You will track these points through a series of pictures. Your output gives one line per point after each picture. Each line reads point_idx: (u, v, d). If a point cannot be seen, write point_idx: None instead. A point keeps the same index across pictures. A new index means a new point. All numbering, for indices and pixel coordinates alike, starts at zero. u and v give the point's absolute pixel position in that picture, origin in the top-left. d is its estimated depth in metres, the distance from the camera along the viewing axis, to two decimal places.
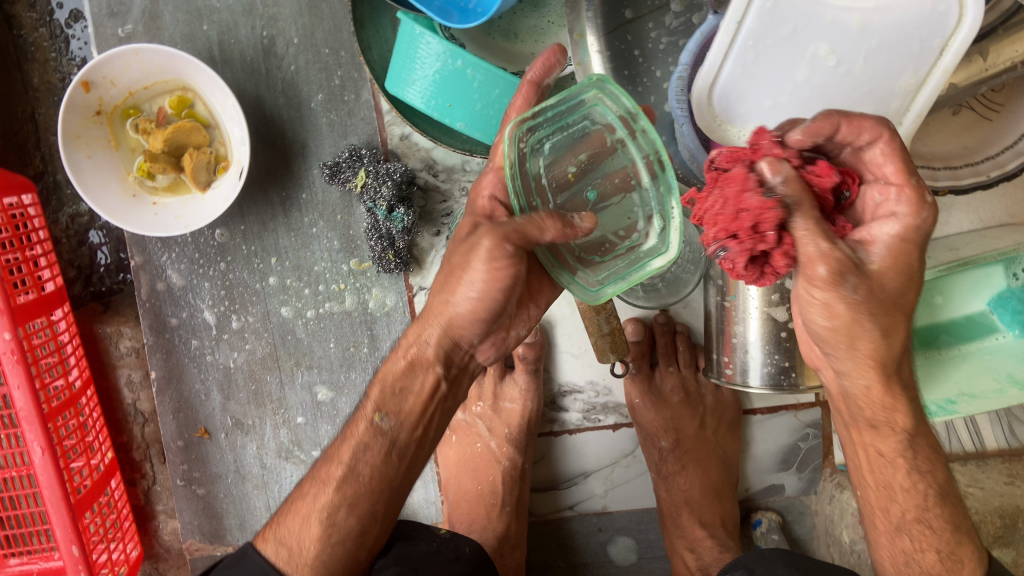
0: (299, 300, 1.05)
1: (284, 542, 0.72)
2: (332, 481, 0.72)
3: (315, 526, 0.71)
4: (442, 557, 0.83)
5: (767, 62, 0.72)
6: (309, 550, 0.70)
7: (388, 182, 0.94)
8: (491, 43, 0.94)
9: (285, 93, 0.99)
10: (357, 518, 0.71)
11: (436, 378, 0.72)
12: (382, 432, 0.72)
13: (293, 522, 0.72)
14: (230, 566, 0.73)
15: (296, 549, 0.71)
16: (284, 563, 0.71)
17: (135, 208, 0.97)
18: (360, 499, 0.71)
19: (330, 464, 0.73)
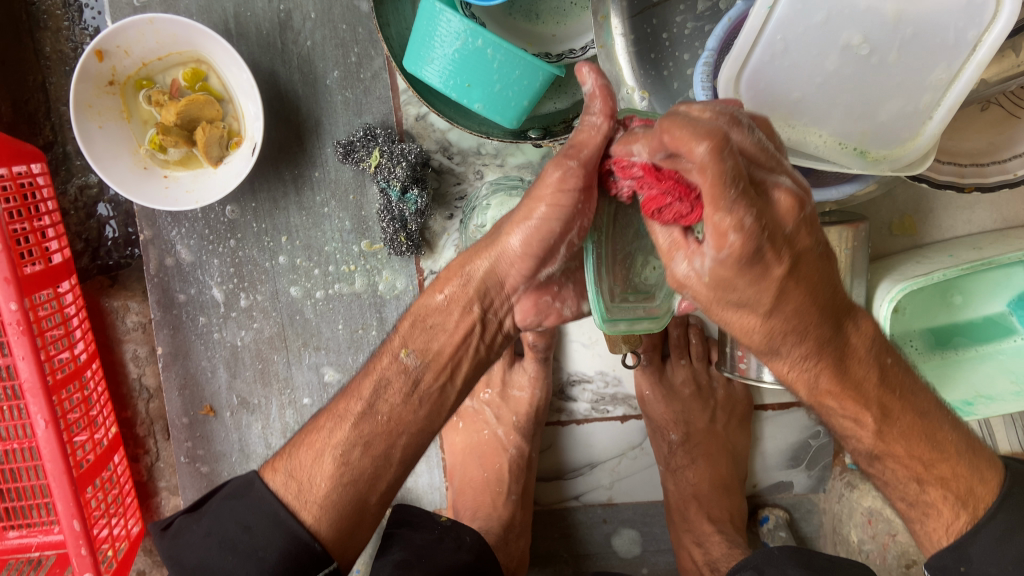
0: (309, 280, 1.04)
1: (295, 474, 0.73)
2: (351, 416, 0.73)
3: (325, 464, 0.72)
4: (443, 543, 0.84)
5: (797, 51, 0.71)
6: (319, 488, 0.71)
7: (402, 163, 0.92)
8: (513, 24, 0.92)
9: (301, 69, 0.98)
10: (371, 458, 0.72)
11: (473, 321, 0.72)
12: (407, 368, 0.73)
13: (303, 456, 0.74)
14: (234, 496, 0.75)
15: (306, 484, 0.72)
16: (292, 496, 0.72)
17: (146, 180, 0.95)
18: (376, 438, 0.73)
19: (349, 400, 0.75)
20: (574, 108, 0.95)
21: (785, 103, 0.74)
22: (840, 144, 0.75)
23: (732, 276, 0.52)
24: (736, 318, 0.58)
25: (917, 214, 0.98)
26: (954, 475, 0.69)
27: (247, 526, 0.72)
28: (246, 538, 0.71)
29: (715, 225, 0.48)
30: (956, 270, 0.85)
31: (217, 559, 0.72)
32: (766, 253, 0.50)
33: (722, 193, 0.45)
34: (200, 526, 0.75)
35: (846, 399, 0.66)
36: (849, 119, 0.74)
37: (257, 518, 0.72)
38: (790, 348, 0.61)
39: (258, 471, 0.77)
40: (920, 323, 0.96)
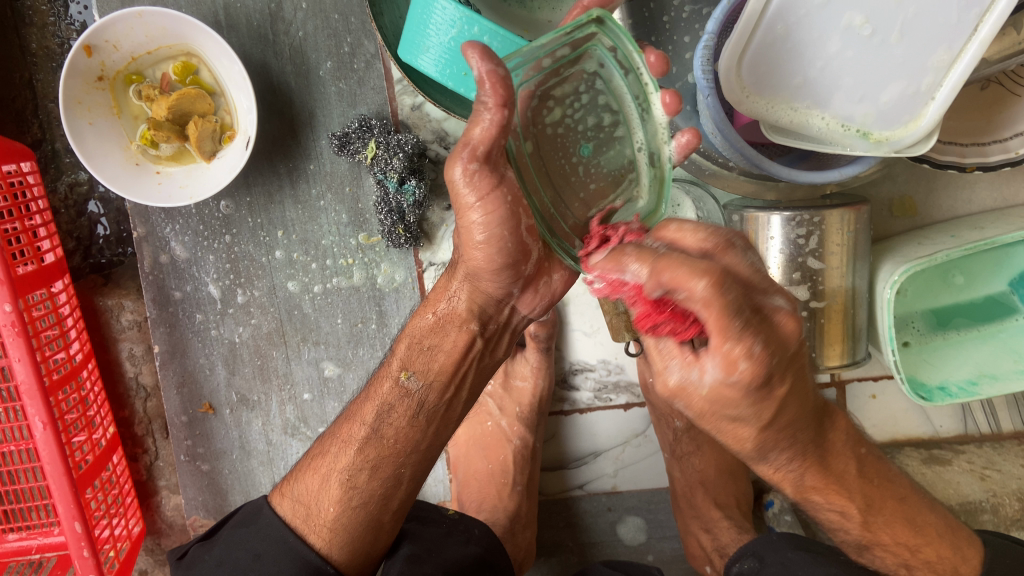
0: (306, 275, 1.02)
1: (302, 499, 0.76)
2: (356, 440, 0.76)
3: (336, 485, 0.75)
4: (453, 537, 0.83)
5: (799, 34, 0.70)
6: (328, 512, 0.74)
7: (399, 154, 0.91)
8: (508, 10, 0.91)
9: (293, 60, 0.96)
10: (381, 480, 0.75)
11: (471, 336, 0.74)
12: (409, 392, 0.75)
13: (313, 480, 0.76)
14: (245, 523, 0.78)
15: (314, 509, 0.75)
16: (302, 522, 0.75)
17: (138, 176, 0.94)
18: (382, 461, 0.75)
19: (353, 424, 0.77)
20: None
21: (787, 84, 0.73)
22: (844, 126, 0.75)
23: (733, 398, 0.51)
24: (729, 427, 0.55)
25: (917, 195, 0.98)
26: (939, 557, 0.68)
27: (259, 553, 0.74)
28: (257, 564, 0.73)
29: (721, 355, 0.48)
30: (959, 251, 0.85)
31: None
32: (766, 384, 0.50)
33: (728, 321, 0.46)
34: (210, 555, 0.76)
35: (832, 492, 0.65)
36: (852, 102, 0.73)
37: (266, 545, 0.74)
38: (777, 454, 0.60)
39: (268, 499, 0.80)
40: (920, 304, 0.96)
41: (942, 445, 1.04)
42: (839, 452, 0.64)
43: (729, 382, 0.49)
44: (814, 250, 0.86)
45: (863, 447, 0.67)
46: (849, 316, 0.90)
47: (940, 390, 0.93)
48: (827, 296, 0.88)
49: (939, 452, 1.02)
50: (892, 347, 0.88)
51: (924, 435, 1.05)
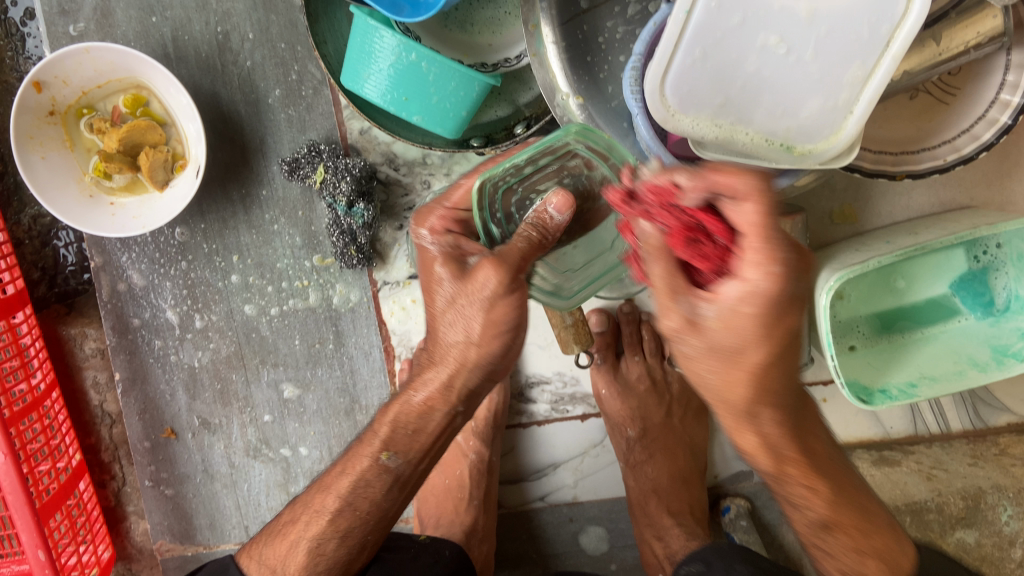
0: (262, 298, 1.04)
1: (269, 561, 0.77)
2: (326, 511, 0.75)
3: (299, 553, 0.75)
4: (420, 561, 0.86)
5: (718, 54, 0.72)
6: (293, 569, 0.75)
7: (347, 177, 0.94)
8: (450, 35, 0.93)
9: (242, 89, 0.98)
10: (347, 547, 0.75)
11: (452, 415, 0.71)
12: (388, 468, 0.73)
13: (281, 548, 0.77)
14: None
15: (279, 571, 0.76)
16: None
17: (92, 208, 0.96)
18: (352, 530, 0.75)
19: (324, 494, 0.76)
20: (513, 116, 0.96)
21: (708, 103, 0.75)
22: (768, 140, 0.77)
23: (750, 319, 0.50)
24: (725, 369, 0.53)
25: (856, 203, 1.00)
26: (886, 547, 0.70)
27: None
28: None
29: (743, 276, 0.50)
30: (892, 256, 0.87)
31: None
32: (787, 305, 0.50)
33: (771, 217, 0.48)
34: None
35: (808, 467, 0.63)
36: (773, 118, 0.75)
37: None
38: (764, 412, 0.56)
39: (235, 557, 0.82)
40: (863, 308, 0.98)
41: (892, 446, 1.06)
42: (812, 431, 0.65)
43: (754, 298, 0.49)
44: None
45: (828, 435, 0.69)
46: None
47: (881, 393, 0.94)
48: None
49: (889, 454, 1.05)
50: (831, 353, 0.90)
51: (874, 437, 1.06)
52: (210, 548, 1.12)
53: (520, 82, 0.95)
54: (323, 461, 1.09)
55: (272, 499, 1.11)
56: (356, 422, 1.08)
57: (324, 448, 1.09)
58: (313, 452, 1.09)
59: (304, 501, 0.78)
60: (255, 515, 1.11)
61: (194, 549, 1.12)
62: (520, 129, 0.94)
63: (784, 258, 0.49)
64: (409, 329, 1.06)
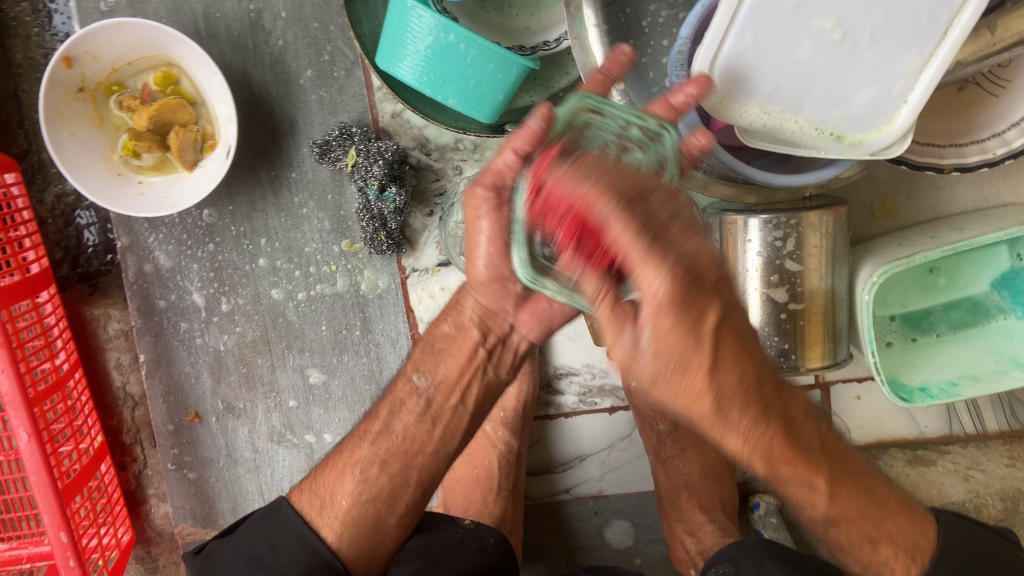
0: (290, 282, 1.03)
1: (319, 493, 0.78)
2: (371, 434, 0.77)
3: (350, 475, 0.76)
4: (466, 547, 0.85)
5: (770, 39, 0.70)
6: (341, 505, 0.75)
7: (379, 161, 0.92)
8: (485, 17, 0.91)
9: (273, 69, 0.96)
10: (389, 476, 0.75)
11: (473, 344, 0.72)
12: (420, 391, 0.75)
13: (328, 476, 0.78)
14: (264, 517, 0.78)
15: (329, 502, 0.77)
16: (318, 515, 0.76)
17: (121, 187, 0.94)
18: (392, 456, 0.75)
19: (371, 420, 0.79)
20: (549, 101, 0.94)
21: (758, 88, 0.72)
22: (817, 129, 0.74)
23: (671, 339, 0.43)
24: (680, 384, 0.46)
25: (898, 196, 0.98)
26: (900, 529, 0.67)
27: (276, 543, 0.75)
28: (275, 553, 0.75)
29: (641, 281, 0.41)
30: (937, 253, 0.84)
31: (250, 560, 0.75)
32: (695, 311, 0.42)
33: (638, 235, 0.39)
34: (230, 546, 0.77)
35: (800, 466, 0.58)
36: (824, 106, 0.73)
37: (283, 536, 0.76)
38: (736, 415, 0.49)
39: (287, 497, 0.80)
40: (900, 307, 0.95)
41: (927, 445, 1.04)
42: (804, 418, 0.58)
43: (663, 303, 0.41)
44: (792, 252, 0.84)
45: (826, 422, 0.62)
46: (830, 317, 0.88)
47: (921, 392, 0.93)
48: (806, 298, 0.86)
49: (924, 452, 1.02)
50: (872, 349, 0.88)
51: (909, 436, 1.05)
52: None
53: (557, 67, 0.94)
54: None
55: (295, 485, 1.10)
56: None
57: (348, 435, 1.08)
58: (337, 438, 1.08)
59: (348, 440, 0.80)
60: None
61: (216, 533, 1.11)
62: None
63: (670, 256, 0.40)
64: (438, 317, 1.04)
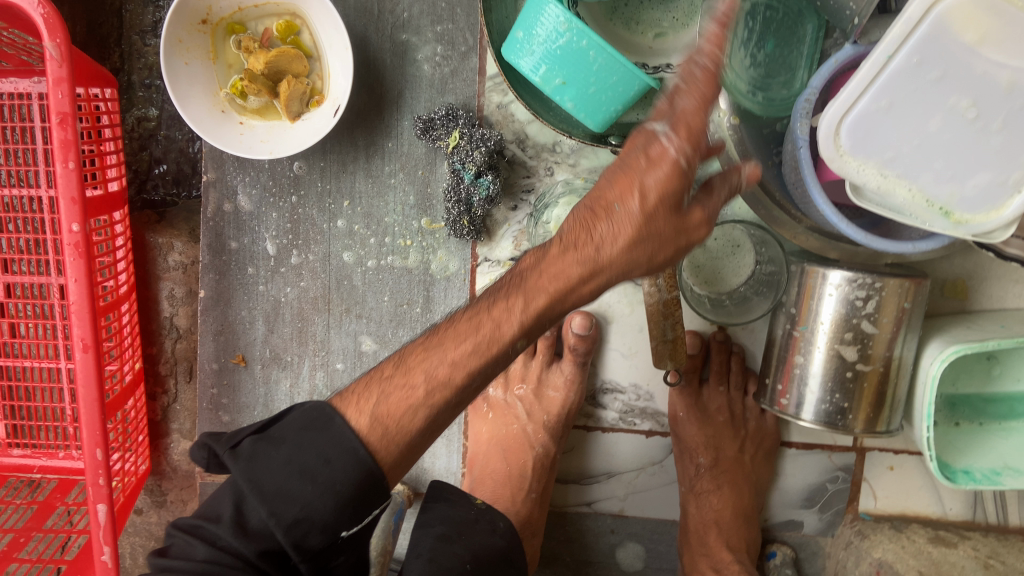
0: (362, 248, 1.04)
1: (380, 417, 0.63)
2: (435, 380, 0.65)
3: (413, 393, 0.64)
4: (480, 526, 0.86)
5: (903, 108, 0.71)
6: (407, 428, 0.63)
7: (481, 148, 0.93)
8: (612, 29, 0.93)
9: (393, 38, 0.98)
10: (450, 413, 0.67)
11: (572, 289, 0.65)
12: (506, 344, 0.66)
13: (394, 397, 0.64)
14: (313, 427, 0.62)
15: (391, 428, 0.63)
16: (376, 438, 0.62)
17: (222, 124, 0.95)
18: (457, 399, 0.67)
19: (424, 361, 0.66)
20: None
21: (880, 151, 0.73)
22: (928, 201, 0.75)
23: None
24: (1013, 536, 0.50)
25: (971, 280, 0.99)
26: None
27: (330, 461, 0.60)
28: (322, 470, 0.60)
29: None
30: (1011, 341, 0.84)
31: (299, 477, 0.60)
32: None
33: None
34: (280, 451, 0.61)
35: None
36: (939, 180, 0.74)
37: (338, 453, 0.61)
38: None
39: (331, 403, 0.65)
40: (950, 387, 0.97)
41: (949, 527, 1.04)
42: None
43: None
44: (870, 314, 0.85)
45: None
46: (890, 386, 0.88)
47: (963, 474, 0.93)
48: (867, 360, 0.86)
49: (946, 534, 1.02)
50: (929, 424, 0.88)
51: (932, 515, 1.05)
52: None
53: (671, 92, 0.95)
54: None
55: None
56: None
57: None
58: None
59: (422, 350, 0.67)
60: None
61: None
62: None
63: None
64: None
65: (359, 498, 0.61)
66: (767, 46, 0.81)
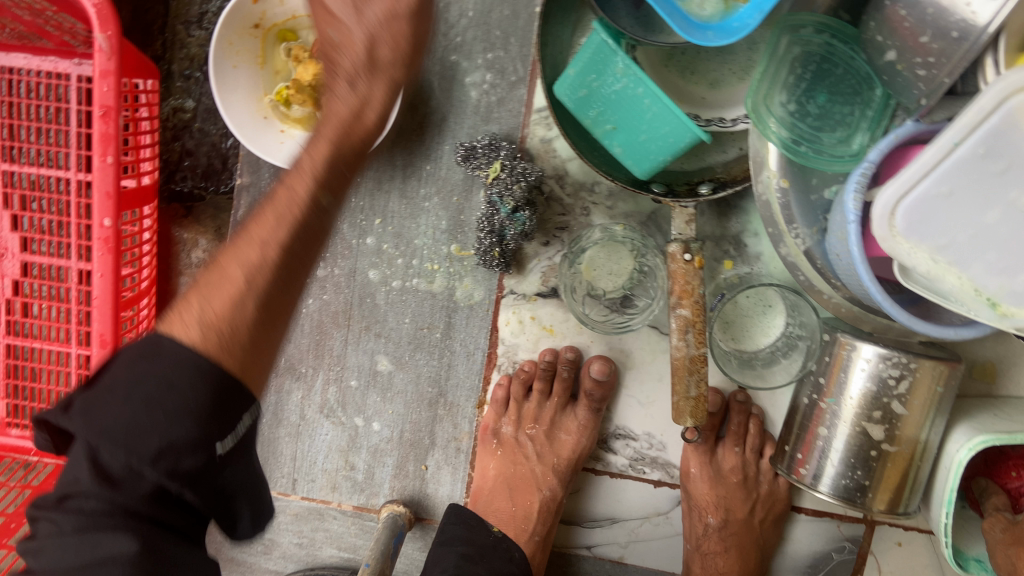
0: (389, 267, 1.03)
1: (208, 315, 0.56)
2: (240, 269, 0.58)
3: (188, 315, 0.56)
4: (499, 553, 0.92)
5: (963, 198, 0.69)
6: (239, 316, 0.57)
7: (521, 182, 0.93)
8: (667, 75, 0.93)
9: (443, 61, 0.97)
10: (263, 303, 0.59)
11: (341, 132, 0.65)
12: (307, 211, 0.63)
13: (217, 298, 0.57)
14: (143, 354, 0.54)
15: (217, 319, 0.56)
16: (214, 343, 0.55)
17: (264, 131, 0.94)
18: (266, 276, 0.59)
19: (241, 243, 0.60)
20: (698, 173, 0.94)
21: (934, 236, 0.71)
22: (975, 291, 0.73)
23: None
24: None
25: (1001, 364, 0.98)
26: None
27: (175, 386, 0.52)
28: (168, 396, 0.52)
29: None
30: None
31: (153, 425, 0.51)
32: None
33: None
34: (113, 395, 0.52)
35: None
36: (991, 271, 0.71)
37: (180, 370, 0.53)
38: None
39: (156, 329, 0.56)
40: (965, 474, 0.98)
41: None
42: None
43: None
44: (901, 394, 0.83)
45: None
46: (912, 469, 0.86)
47: (976, 561, 0.93)
48: (898, 441, 0.85)
49: None
50: (947, 509, 0.87)
51: None
52: None
53: (716, 144, 0.94)
54: (393, 442, 1.07)
55: (328, 462, 1.09)
56: (435, 415, 1.06)
57: (396, 430, 1.07)
58: (384, 430, 1.07)
59: (225, 250, 0.61)
60: (307, 472, 1.10)
61: None
62: (705, 189, 0.92)
63: None
64: (518, 343, 1.04)
65: (221, 409, 0.54)
66: (817, 98, 0.81)
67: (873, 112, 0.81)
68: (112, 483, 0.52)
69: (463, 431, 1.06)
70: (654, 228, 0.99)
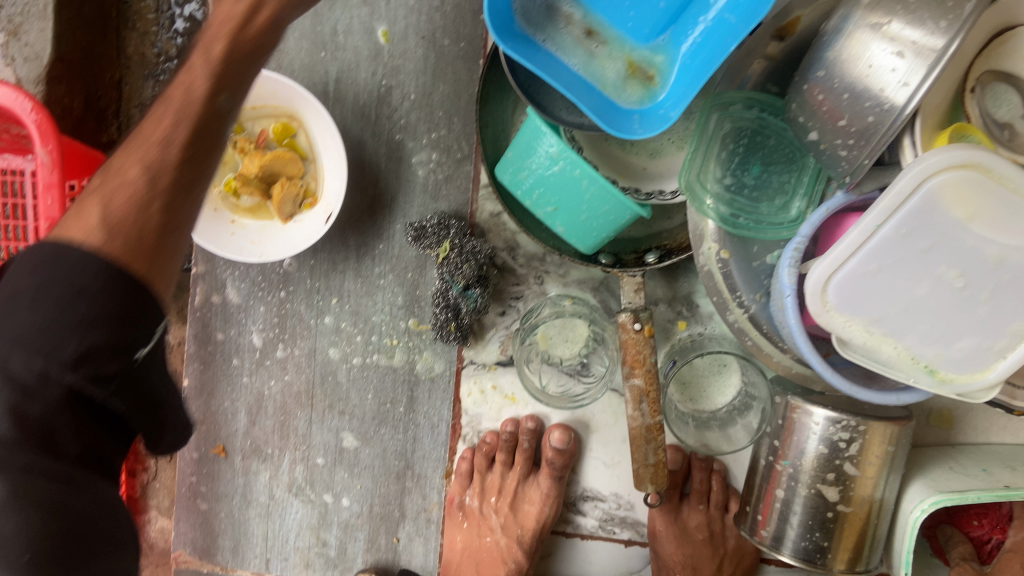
0: (349, 345, 1.04)
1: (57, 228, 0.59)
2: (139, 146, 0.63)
3: (91, 215, 0.60)
4: None
5: (891, 273, 0.71)
6: (112, 212, 0.60)
7: (471, 261, 0.93)
8: (607, 149, 0.94)
9: (389, 142, 0.99)
10: (159, 214, 0.62)
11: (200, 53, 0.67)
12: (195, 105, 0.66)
13: (116, 197, 0.61)
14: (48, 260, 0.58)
15: (103, 211, 0.60)
16: (109, 238, 0.59)
17: (214, 224, 0.95)
18: (160, 176, 0.63)
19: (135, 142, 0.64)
20: (645, 240, 0.97)
21: (866, 311, 0.73)
22: (913, 359, 0.74)
23: None
24: None
25: (956, 410, 0.99)
26: None
27: (83, 290, 0.57)
28: (78, 302, 0.56)
29: None
30: (990, 495, 0.82)
31: (19, 303, 0.56)
32: None
33: None
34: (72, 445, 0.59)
35: None
36: (925, 342, 0.73)
37: (85, 278, 0.57)
38: None
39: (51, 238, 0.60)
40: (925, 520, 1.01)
41: None
42: None
43: None
44: (852, 456, 0.85)
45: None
46: (870, 527, 0.88)
47: None
48: (853, 502, 0.86)
49: None
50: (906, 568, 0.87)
51: None
52: (228, 570, 1.12)
53: (663, 212, 0.96)
54: (363, 516, 1.07)
55: (301, 539, 1.10)
56: (403, 487, 1.06)
57: (365, 505, 1.07)
58: (354, 505, 1.07)
59: (124, 152, 0.65)
60: (281, 550, 1.10)
61: (212, 567, 1.12)
62: (651, 258, 0.93)
63: None
64: (482, 413, 1.04)
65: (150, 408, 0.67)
66: (753, 169, 0.84)
67: (809, 177, 0.83)
68: (55, 456, 0.58)
69: (433, 501, 1.06)
70: (608, 294, 1.00)
